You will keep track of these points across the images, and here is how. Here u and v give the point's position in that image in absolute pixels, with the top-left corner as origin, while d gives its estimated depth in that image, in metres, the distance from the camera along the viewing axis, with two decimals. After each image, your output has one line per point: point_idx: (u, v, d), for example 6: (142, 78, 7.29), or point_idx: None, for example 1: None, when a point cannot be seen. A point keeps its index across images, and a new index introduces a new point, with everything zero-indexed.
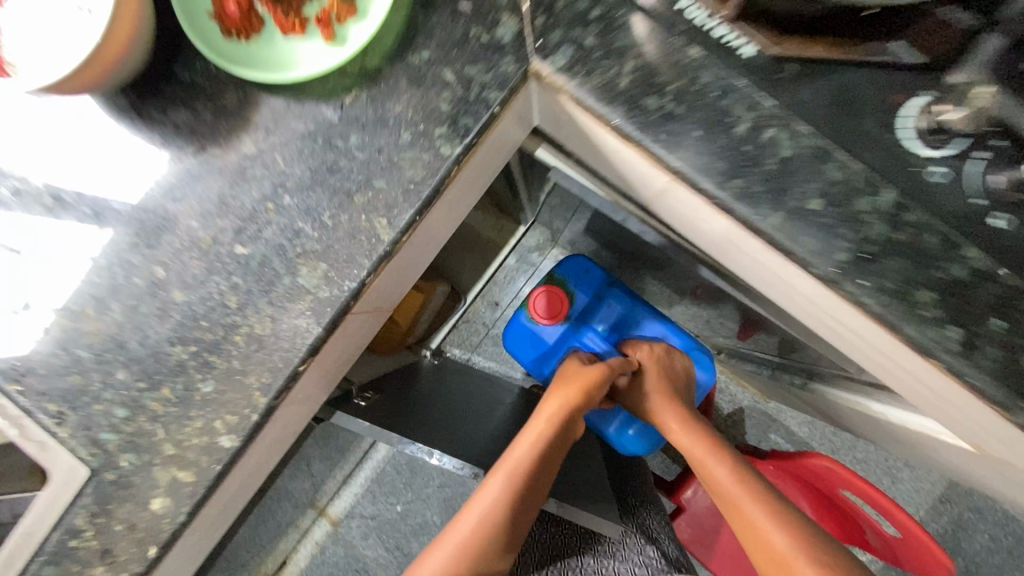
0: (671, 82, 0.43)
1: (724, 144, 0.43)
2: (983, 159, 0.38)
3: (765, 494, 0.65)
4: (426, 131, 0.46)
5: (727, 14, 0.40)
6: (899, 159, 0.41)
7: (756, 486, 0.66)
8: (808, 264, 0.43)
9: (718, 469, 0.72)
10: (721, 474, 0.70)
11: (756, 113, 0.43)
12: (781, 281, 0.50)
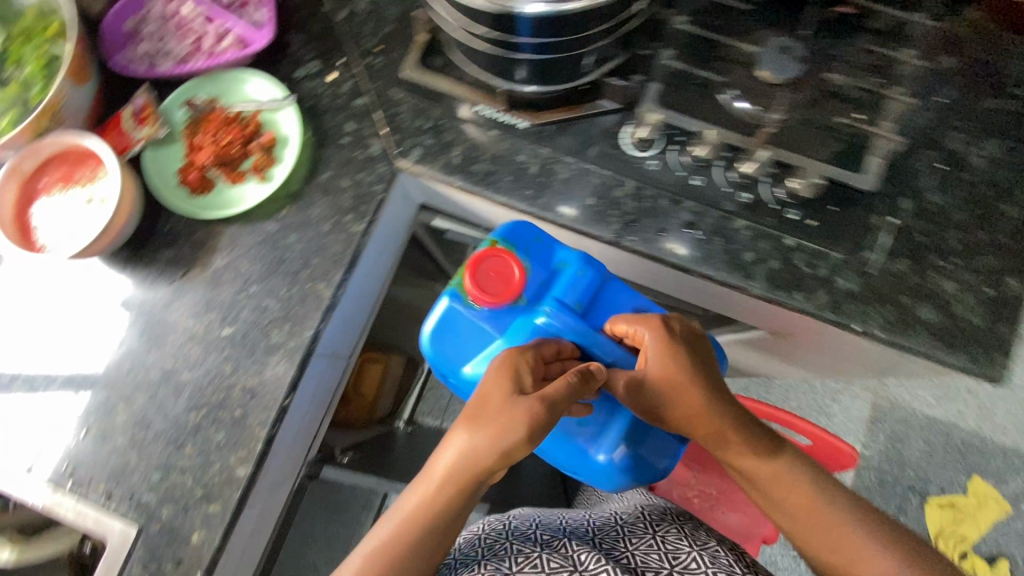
0: (485, 153, 0.69)
1: (529, 181, 0.68)
2: (674, 155, 0.66)
3: (835, 495, 0.58)
4: (338, 219, 0.68)
5: (502, 106, 0.68)
6: (627, 162, 0.67)
7: (833, 495, 0.58)
8: (603, 236, 0.67)
9: (738, 432, 0.61)
10: (738, 442, 0.61)
11: (541, 159, 0.68)
12: (606, 257, 0.73)
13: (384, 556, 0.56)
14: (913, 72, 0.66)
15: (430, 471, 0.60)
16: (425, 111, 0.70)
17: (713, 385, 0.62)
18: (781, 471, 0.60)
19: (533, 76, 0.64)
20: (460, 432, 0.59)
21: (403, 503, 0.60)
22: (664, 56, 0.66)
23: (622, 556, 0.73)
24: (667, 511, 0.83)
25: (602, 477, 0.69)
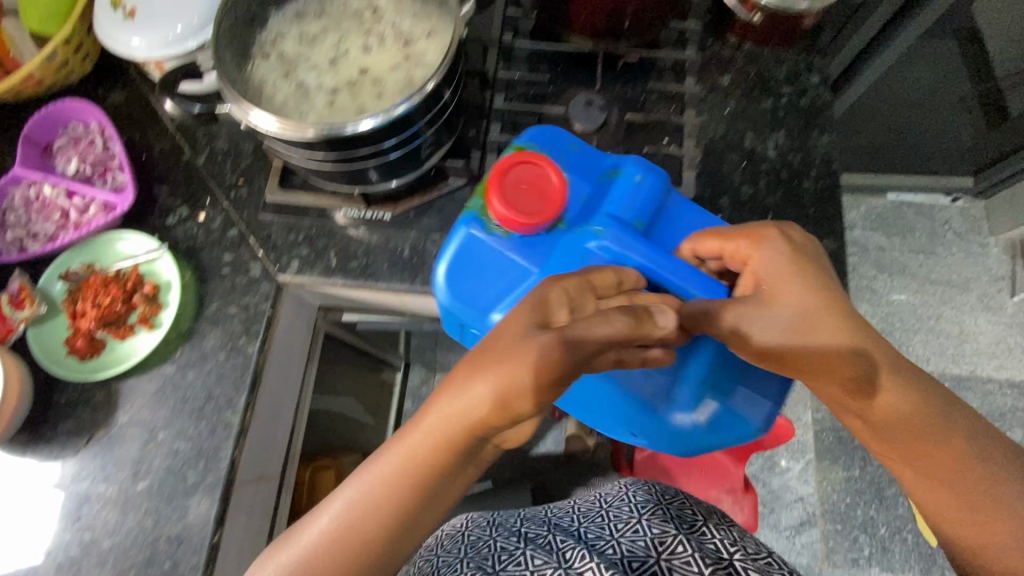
0: (358, 249, 0.75)
1: (403, 263, 0.74)
2: None
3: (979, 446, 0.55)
4: (233, 346, 0.71)
5: (361, 206, 0.74)
6: None
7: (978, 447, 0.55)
8: None
9: (885, 375, 0.55)
10: (886, 385, 0.55)
11: (409, 241, 0.75)
12: None
13: (370, 515, 0.52)
14: (695, 95, 0.79)
15: (417, 424, 0.53)
16: (295, 226, 0.76)
17: (822, 331, 0.56)
18: (917, 412, 0.55)
19: (378, 172, 0.69)
20: (450, 394, 0.52)
21: (389, 457, 0.53)
22: (494, 130, 0.77)
23: (609, 547, 0.74)
24: (655, 491, 0.84)
25: (668, 437, 0.66)
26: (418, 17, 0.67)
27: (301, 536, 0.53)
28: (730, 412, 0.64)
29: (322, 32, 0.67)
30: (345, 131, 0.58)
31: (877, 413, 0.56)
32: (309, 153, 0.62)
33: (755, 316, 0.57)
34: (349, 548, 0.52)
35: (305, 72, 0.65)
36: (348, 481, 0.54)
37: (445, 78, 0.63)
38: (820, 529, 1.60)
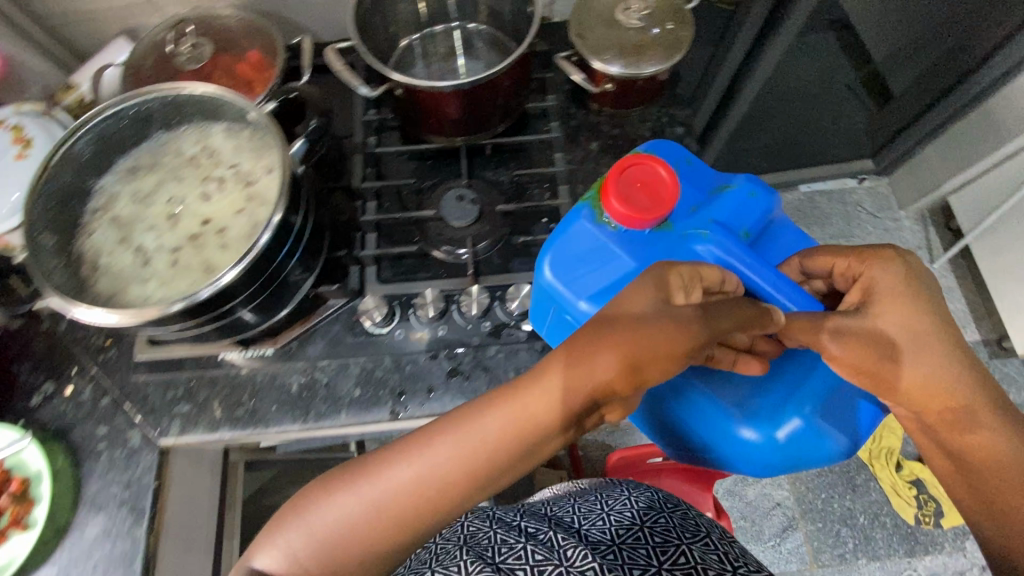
0: (242, 394, 0.70)
1: (292, 401, 0.70)
2: (413, 318, 0.71)
3: None
4: (117, 530, 0.66)
5: (245, 345, 0.70)
6: (375, 341, 0.71)
7: None
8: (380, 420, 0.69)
9: (981, 410, 0.55)
10: (988, 424, 0.54)
11: (295, 375, 0.71)
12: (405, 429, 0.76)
13: (392, 512, 0.50)
14: (566, 171, 0.80)
15: (509, 399, 0.52)
16: (172, 382, 0.71)
17: (930, 364, 0.54)
18: (1023, 464, 0.53)
19: (255, 312, 0.65)
20: (558, 375, 0.51)
21: (437, 445, 0.51)
22: (370, 242, 0.74)
23: (610, 551, 0.72)
24: (664, 505, 0.83)
25: (743, 451, 0.64)
26: (253, 152, 0.63)
27: (330, 513, 0.51)
28: (817, 433, 0.61)
29: (156, 186, 0.63)
30: (200, 296, 0.55)
31: (969, 452, 0.55)
32: (169, 326, 0.58)
33: (859, 332, 0.55)
34: (365, 537, 0.50)
35: (141, 235, 0.61)
36: (393, 456, 0.52)
37: (286, 219, 0.60)
38: (804, 532, 1.43)
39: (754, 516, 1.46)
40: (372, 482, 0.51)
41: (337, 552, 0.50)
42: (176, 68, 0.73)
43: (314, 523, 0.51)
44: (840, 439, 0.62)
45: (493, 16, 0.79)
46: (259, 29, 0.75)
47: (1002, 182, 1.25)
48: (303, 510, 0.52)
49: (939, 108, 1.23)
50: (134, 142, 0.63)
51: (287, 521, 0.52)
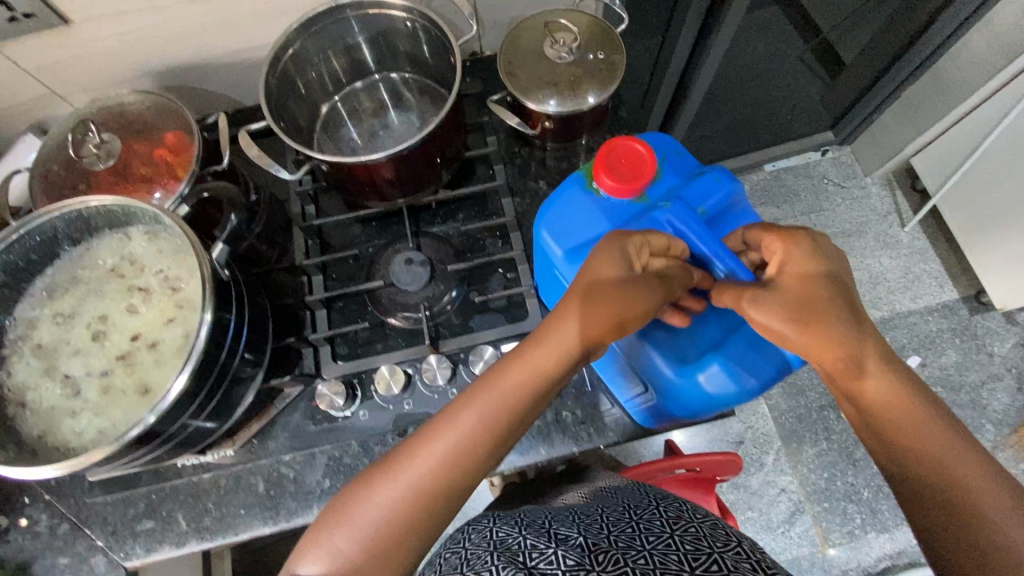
0: (205, 500, 0.67)
1: (259, 499, 0.67)
2: (375, 396, 0.68)
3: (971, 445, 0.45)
4: None
5: (205, 449, 0.65)
6: (340, 425, 0.68)
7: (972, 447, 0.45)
8: None
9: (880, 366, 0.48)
10: (874, 369, 0.48)
11: (259, 472, 0.67)
12: None
13: (437, 487, 0.48)
14: (516, 216, 0.77)
15: (516, 368, 0.50)
16: (130, 499, 0.67)
17: (833, 317, 0.49)
18: (932, 429, 0.46)
19: (212, 418, 0.59)
20: (578, 314, 0.50)
21: (467, 416, 0.49)
22: (320, 322, 0.71)
23: (638, 555, 0.53)
24: (689, 510, 0.65)
25: (667, 393, 0.62)
26: (176, 253, 0.59)
27: (367, 508, 0.47)
28: (731, 377, 0.59)
29: (75, 304, 0.58)
30: (148, 422, 0.51)
31: (879, 410, 0.47)
32: (119, 460, 0.53)
33: (779, 305, 0.51)
34: (417, 521, 0.47)
35: (67, 361, 0.56)
36: (417, 442, 0.49)
37: (220, 326, 0.56)
38: (810, 514, 1.28)
39: (758, 503, 1.30)
40: (406, 470, 0.48)
41: (388, 547, 0.46)
42: (84, 168, 0.68)
43: (354, 526, 0.47)
44: (759, 384, 0.60)
45: (417, 64, 0.76)
46: (172, 110, 0.71)
47: (959, 142, 1.22)
48: (333, 522, 0.47)
49: (889, 76, 1.19)
50: (45, 262, 0.58)
51: (323, 529, 0.48)
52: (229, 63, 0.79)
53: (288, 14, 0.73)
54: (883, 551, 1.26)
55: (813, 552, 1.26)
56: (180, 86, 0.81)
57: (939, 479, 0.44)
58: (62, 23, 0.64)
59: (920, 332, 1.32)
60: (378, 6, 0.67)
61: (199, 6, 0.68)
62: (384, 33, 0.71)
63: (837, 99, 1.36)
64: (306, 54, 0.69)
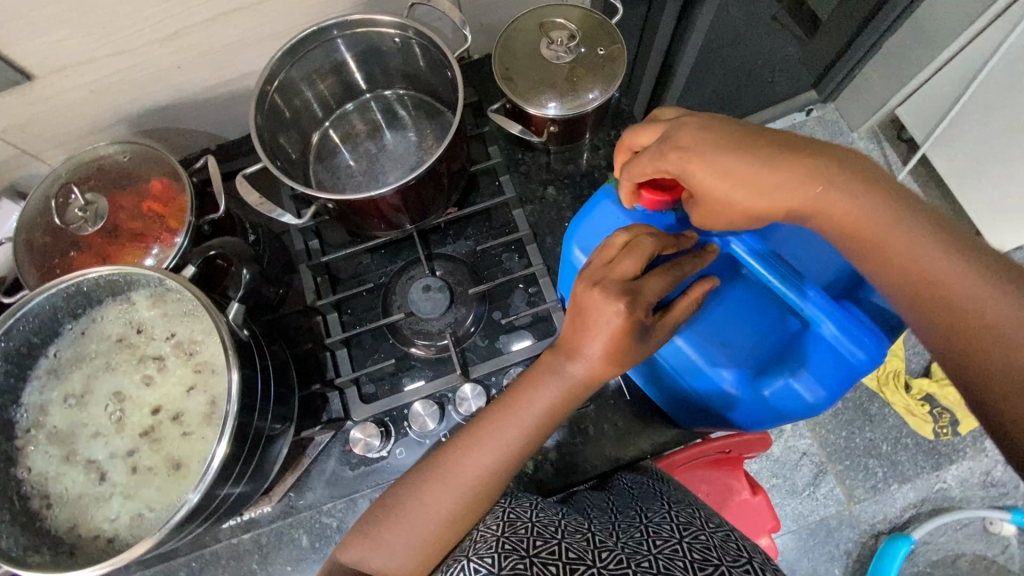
0: (249, 560, 0.64)
1: (306, 552, 0.65)
2: (411, 432, 0.66)
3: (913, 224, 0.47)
4: None
5: (242, 512, 0.62)
6: (377, 467, 0.66)
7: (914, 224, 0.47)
8: None
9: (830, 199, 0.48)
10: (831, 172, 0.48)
11: (302, 524, 0.65)
12: None
13: (477, 496, 0.51)
14: (530, 228, 0.74)
15: (547, 378, 0.52)
16: (170, 570, 0.64)
17: (750, 138, 0.50)
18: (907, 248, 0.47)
19: (249, 481, 0.56)
20: (597, 320, 0.49)
21: (505, 429, 0.51)
22: (342, 364, 0.69)
23: (641, 561, 0.49)
24: (704, 515, 0.57)
25: (724, 405, 0.61)
26: (189, 315, 0.55)
27: (419, 514, 0.50)
28: (791, 391, 0.57)
29: (87, 383, 0.55)
30: (193, 501, 0.47)
31: (855, 231, 0.48)
32: (162, 545, 0.50)
33: (726, 160, 0.49)
34: (460, 523, 0.51)
35: (87, 445, 0.53)
36: (456, 454, 0.51)
37: (250, 389, 0.53)
38: (834, 474, 1.09)
39: (778, 469, 1.08)
40: (449, 477, 0.51)
41: (439, 545, 0.50)
42: (70, 233, 0.63)
43: (404, 528, 0.50)
44: (824, 397, 0.57)
45: (408, 79, 0.72)
46: (155, 158, 0.67)
47: (948, 84, 1.13)
48: (385, 521, 0.50)
49: (868, 31, 1.11)
50: (47, 343, 0.55)
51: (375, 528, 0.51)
52: (208, 98, 0.74)
53: (267, 41, 0.68)
54: (908, 501, 1.09)
55: (840, 512, 1.08)
56: (158, 128, 0.76)
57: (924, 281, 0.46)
58: (25, 79, 0.59)
59: None
60: (365, 24, 0.62)
61: (171, 44, 0.63)
62: (373, 50, 0.67)
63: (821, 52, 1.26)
64: (291, 83, 0.65)
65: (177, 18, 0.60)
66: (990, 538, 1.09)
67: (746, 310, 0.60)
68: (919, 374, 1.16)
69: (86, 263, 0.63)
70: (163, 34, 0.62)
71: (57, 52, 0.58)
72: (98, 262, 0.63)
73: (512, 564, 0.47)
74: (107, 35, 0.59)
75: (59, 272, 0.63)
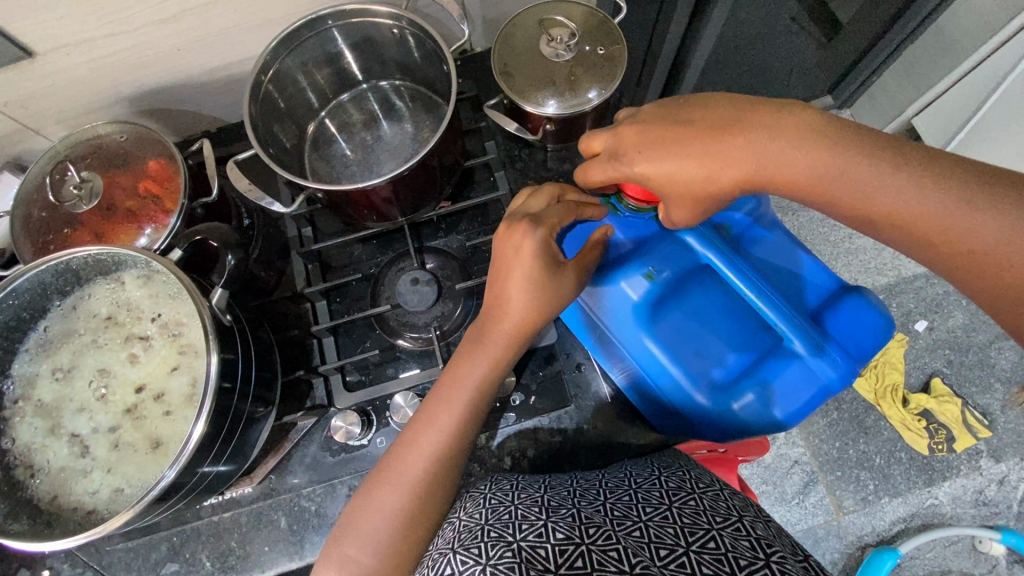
0: (228, 539, 0.66)
1: (286, 532, 0.66)
2: (392, 422, 0.67)
3: (882, 171, 0.43)
4: None
5: (223, 491, 0.63)
6: (358, 454, 0.67)
7: (878, 168, 0.43)
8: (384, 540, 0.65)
9: (766, 167, 0.46)
10: (785, 149, 0.45)
11: (282, 505, 0.67)
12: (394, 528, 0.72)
13: (430, 485, 0.53)
14: None
15: (474, 349, 0.56)
16: (152, 544, 0.66)
17: (680, 121, 0.49)
18: (871, 211, 0.43)
19: (229, 462, 0.57)
20: (515, 276, 0.54)
21: (441, 414, 0.54)
22: (328, 352, 0.69)
23: (628, 538, 0.50)
24: (693, 477, 0.60)
25: (699, 419, 0.63)
26: (174, 297, 0.56)
27: (375, 519, 0.51)
28: (762, 403, 0.60)
29: (75, 358, 0.56)
30: (169, 478, 0.48)
31: (835, 202, 0.45)
32: (140, 520, 0.51)
33: (656, 143, 0.49)
34: (417, 518, 0.52)
35: (72, 419, 0.54)
36: (399, 452, 0.54)
37: (231, 371, 0.54)
38: (825, 484, 1.08)
39: (768, 475, 1.08)
40: (395, 477, 0.53)
41: (403, 550, 0.51)
42: (64, 209, 0.64)
43: (365, 540, 0.51)
44: (793, 412, 0.60)
45: (406, 71, 0.72)
46: (153, 139, 0.67)
47: (967, 95, 1.09)
48: (347, 530, 0.52)
49: (891, 35, 1.06)
50: (37, 318, 0.56)
51: (338, 542, 0.52)
52: (206, 81, 0.75)
53: (267, 27, 0.68)
54: (899, 515, 1.08)
55: (828, 522, 1.07)
56: (158, 109, 0.77)
57: (910, 234, 0.43)
58: (26, 56, 0.60)
59: (926, 296, 1.15)
60: (362, 13, 0.62)
61: (170, 26, 0.63)
62: (369, 39, 0.67)
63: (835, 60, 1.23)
64: (287, 71, 0.65)
65: (175, 2, 0.61)
66: (979, 557, 1.08)
67: (719, 324, 0.63)
68: (917, 390, 1.12)
69: (80, 239, 0.64)
70: (162, 16, 0.62)
71: (56, 31, 0.59)
72: (92, 237, 0.64)
73: (502, 553, 0.48)
74: (106, 16, 0.60)
75: (53, 248, 0.64)
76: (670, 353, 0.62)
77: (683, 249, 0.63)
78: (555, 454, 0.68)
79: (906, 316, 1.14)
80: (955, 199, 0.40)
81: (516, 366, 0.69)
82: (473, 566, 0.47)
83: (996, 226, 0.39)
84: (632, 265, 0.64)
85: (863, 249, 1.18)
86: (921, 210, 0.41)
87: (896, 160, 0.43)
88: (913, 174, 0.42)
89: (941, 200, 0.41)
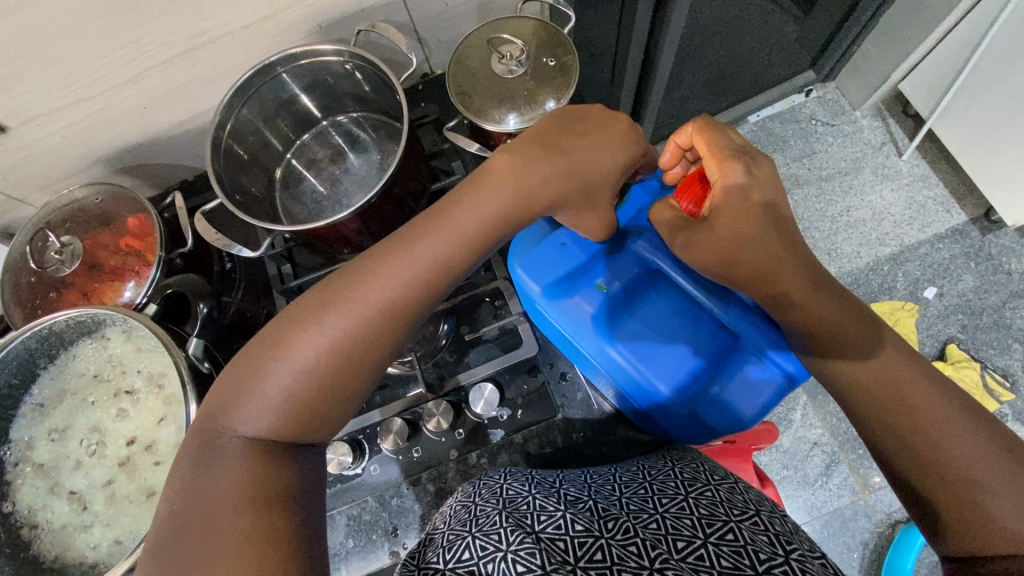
0: None
1: None
2: (383, 450, 0.68)
3: (891, 360, 0.47)
4: None
5: None
6: (353, 484, 0.68)
7: (886, 355, 0.47)
8: (395, 550, 0.68)
9: (805, 296, 0.48)
10: (821, 298, 0.48)
11: None
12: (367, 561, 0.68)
13: (368, 347, 0.46)
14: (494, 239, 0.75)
15: (496, 183, 0.50)
16: None
17: (777, 203, 0.49)
18: (885, 368, 0.46)
19: None
20: (559, 138, 0.52)
21: (431, 248, 0.48)
22: None
23: (645, 530, 0.50)
24: (708, 469, 0.60)
25: (664, 412, 0.63)
26: (154, 350, 0.57)
27: (313, 341, 0.45)
28: (725, 402, 0.61)
29: (68, 417, 0.58)
30: None
31: (844, 360, 0.48)
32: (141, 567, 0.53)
33: (751, 197, 0.48)
34: (356, 360, 0.46)
35: (70, 477, 0.56)
36: (375, 274, 0.47)
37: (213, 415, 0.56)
38: (847, 463, 1.05)
39: (788, 460, 1.06)
40: (353, 306, 0.46)
41: (328, 393, 0.45)
42: (49, 274, 0.67)
43: (296, 364, 0.44)
44: (753, 407, 0.61)
45: (364, 103, 0.73)
46: (127, 197, 0.69)
47: (954, 52, 1.03)
48: (278, 348, 0.45)
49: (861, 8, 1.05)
50: (28, 384, 0.58)
51: (239, 399, 0.44)
52: (175, 135, 0.77)
53: (227, 77, 0.70)
54: None
55: (855, 502, 1.03)
56: (134, 166, 0.79)
57: (895, 402, 0.45)
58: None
59: (932, 262, 1.13)
60: (311, 55, 0.64)
61: (133, 87, 0.66)
62: (323, 78, 0.68)
63: (812, 33, 1.17)
64: (246, 119, 0.67)
65: (133, 65, 0.63)
66: None
67: (682, 324, 0.63)
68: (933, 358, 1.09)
69: (68, 301, 0.67)
70: (123, 79, 0.64)
71: (23, 105, 0.61)
72: (78, 298, 0.67)
73: (522, 539, 0.46)
74: (70, 86, 0.62)
75: (42, 312, 0.66)
76: (633, 360, 0.62)
77: (630, 260, 0.66)
78: (548, 464, 0.68)
79: (914, 285, 1.12)
80: (942, 391, 0.45)
81: (500, 381, 0.69)
82: (493, 553, 0.45)
83: (979, 447, 0.42)
84: (583, 280, 0.66)
85: (860, 221, 1.16)
86: (925, 395, 0.45)
87: (918, 363, 0.47)
88: (924, 376, 0.46)
89: (919, 366, 0.46)
